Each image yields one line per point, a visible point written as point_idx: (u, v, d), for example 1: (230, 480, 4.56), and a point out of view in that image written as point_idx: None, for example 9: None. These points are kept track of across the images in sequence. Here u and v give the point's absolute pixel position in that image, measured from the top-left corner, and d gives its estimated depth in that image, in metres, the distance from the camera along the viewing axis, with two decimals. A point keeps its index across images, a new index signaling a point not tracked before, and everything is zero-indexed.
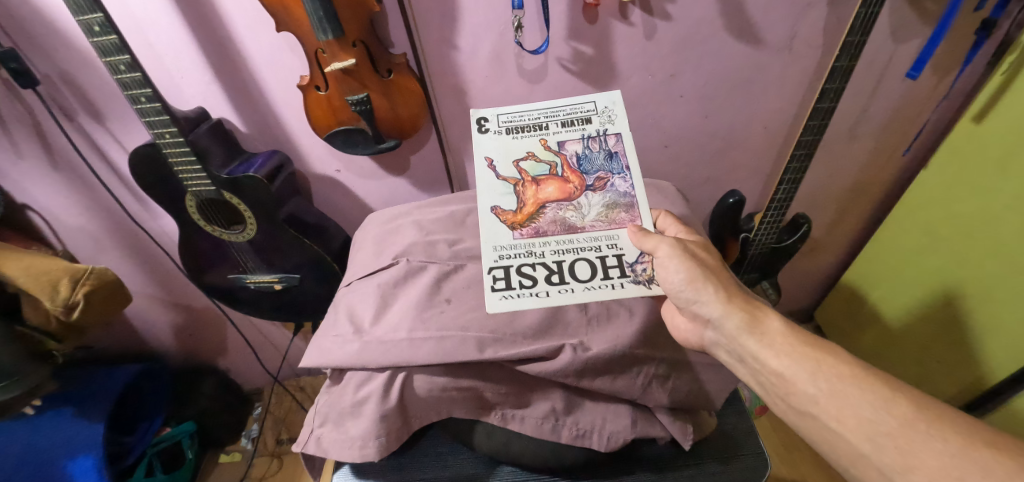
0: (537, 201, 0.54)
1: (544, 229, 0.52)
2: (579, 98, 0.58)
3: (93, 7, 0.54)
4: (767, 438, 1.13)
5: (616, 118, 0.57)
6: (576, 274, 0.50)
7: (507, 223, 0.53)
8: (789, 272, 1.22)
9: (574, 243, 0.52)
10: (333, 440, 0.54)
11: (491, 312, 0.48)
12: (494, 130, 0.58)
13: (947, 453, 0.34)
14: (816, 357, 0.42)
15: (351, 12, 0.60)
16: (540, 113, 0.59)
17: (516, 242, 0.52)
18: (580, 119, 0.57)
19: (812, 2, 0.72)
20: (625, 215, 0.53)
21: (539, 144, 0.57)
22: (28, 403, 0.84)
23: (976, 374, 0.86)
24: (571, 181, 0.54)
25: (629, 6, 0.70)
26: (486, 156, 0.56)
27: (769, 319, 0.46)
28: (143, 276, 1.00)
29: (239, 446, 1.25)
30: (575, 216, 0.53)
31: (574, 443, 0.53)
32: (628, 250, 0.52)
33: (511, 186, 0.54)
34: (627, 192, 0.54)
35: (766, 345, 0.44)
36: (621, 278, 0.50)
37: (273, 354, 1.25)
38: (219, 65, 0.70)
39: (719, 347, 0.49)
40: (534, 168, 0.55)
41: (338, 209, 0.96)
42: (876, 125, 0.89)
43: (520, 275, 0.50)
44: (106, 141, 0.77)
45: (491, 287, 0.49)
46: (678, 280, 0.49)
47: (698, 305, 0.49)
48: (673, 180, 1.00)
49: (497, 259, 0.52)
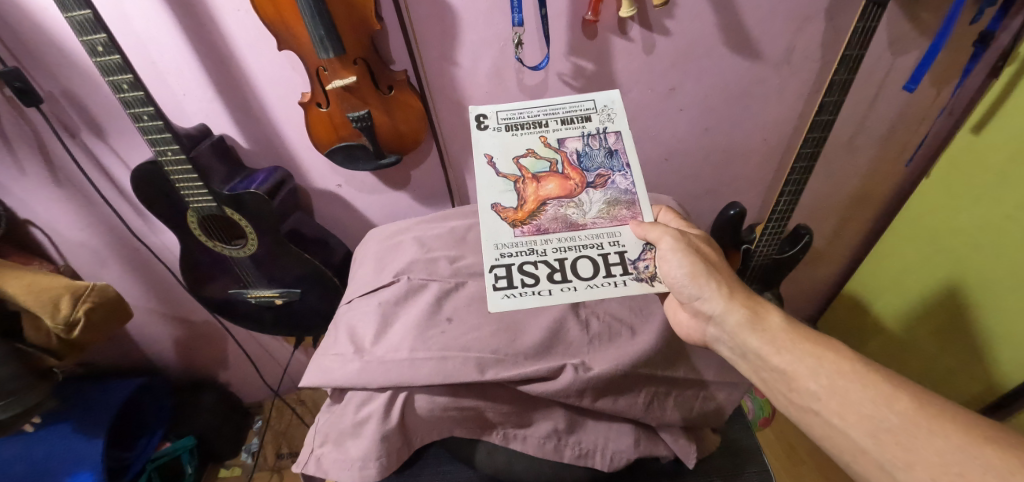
0: (539, 197, 0.53)
1: (545, 226, 0.52)
2: (578, 96, 0.59)
3: (96, 28, 0.54)
4: (772, 455, 1.11)
5: (616, 116, 0.57)
6: (578, 272, 0.49)
7: (507, 220, 0.52)
8: (791, 283, 1.22)
9: (575, 240, 0.51)
10: (332, 460, 0.53)
11: (492, 311, 0.47)
12: (494, 127, 0.57)
13: (949, 448, 0.34)
14: (818, 353, 0.42)
15: (352, 31, 0.61)
16: (540, 111, 0.58)
17: (517, 240, 0.51)
18: (580, 117, 0.58)
19: (810, 16, 0.72)
20: (627, 212, 0.53)
21: (539, 142, 0.56)
22: (28, 420, 0.83)
23: (984, 384, 0.84)
24: (572, 179, 0.54)
25: (629, 22, 0.71)
26: (485, 153, 0.55)
27: (771, 315, 0.46)
28: (144, 291, 1.00)
29: (239, 461, 1.24)
30: (576, 213, 0.53)
31: (576, 463, 0.53)
32: (631, 246, 0.51)
33: (511, 183, 0.54)
34: (627, 189, 0.54)
35: (768, 341, 0.44)
36: (625, 275, 0.49)
37: (273, 367, 1.25)
38: (220, 82, 0.71)
39: (720, 343, 0.49)
40: (534, 165, 0.55)
41: (339, 223, 0.96)
42: (876, 137, 0.89)
43: (522, 273, 0.49)
44: (108, 157, 0.78)
45: (492, 285, 0.48)
46: (681, 274, 0.49)
47: (700, 302, 0.49)
48: (674, 192, 1.00)
49: (498, 257, 0.51)
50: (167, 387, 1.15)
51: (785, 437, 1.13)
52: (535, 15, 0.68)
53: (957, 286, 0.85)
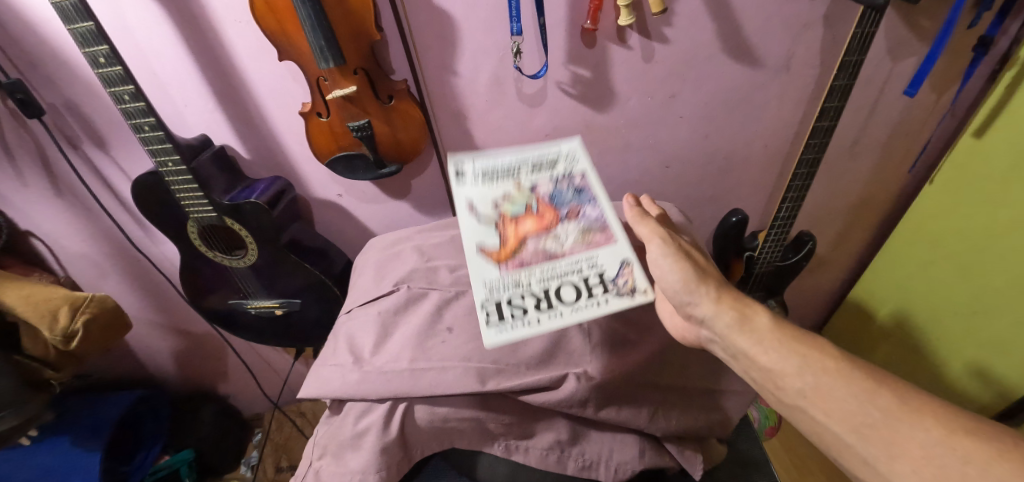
0: (519, 235, 0.52)
1: (528, 260, 0.50)
2: (543, 146, 0.62)
3: (98, 40, 0.55)
4: (780, 464, 1.09)
5: (579, 161, 0.60)
6: (563, 297, 0.46)
7: (491, 259, 0.50)
8: (795, 290, 1.20)
9: (557, 268, 0.49)
10: (331, 473, 0.51)
11: (489, 346, 0.42)
12: (470, 179, 0.57)
13: (930, 443, 0.33)
14: (802, 351, 0.41)
15: (353, 41, 0.61)
16: (510, 162, 0.60)
17: (502, 276, 0.48)
18: (547, 163, 0.60)
19: (808, 23, 0.72)
20: (601, 236, 0.52)
21: (513, 186, 0.57)
22: (23, 434, 0.82)
23: (997, 387, 0.83)
24: (547, 216, 0.54)
25: (627, 30, 0.71)
26: (465, 202, 0.55)
27: (759, 315, 0.44)
28: (143, 302, 0.99)
29: (238, 475, 1.21)
30: (555, 244, 0.52)
31: (580, 475, 0.51)
32: (608, 266, 0.49)
33: (491, 227, 0.53)
34: (599, 218, 0.54)
35: (757, 343, 0.42)
36: (606, 294, 0.46)
37: (273, 378, 1.24)
38: (221, 93, 0.71)
39: (715, 346, 0.47)
40: (510, 209, 0.55)
41: (339, 233, 0.96)
42: (877, 143, 0.89)
43: (511, 306, 0.46)
44: (109, 169, 0.78)
45: (485, 322, 0.43)
46: (673, 280, 0.48)
47: (692, 307, 0.47)
48: (675, 200, 0.99)
49: (486, 295, 0.47)
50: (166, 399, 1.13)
51: (792, 443, 1.12)
52: (534, 24, 0.69)
53: (960, 288, 0.84)
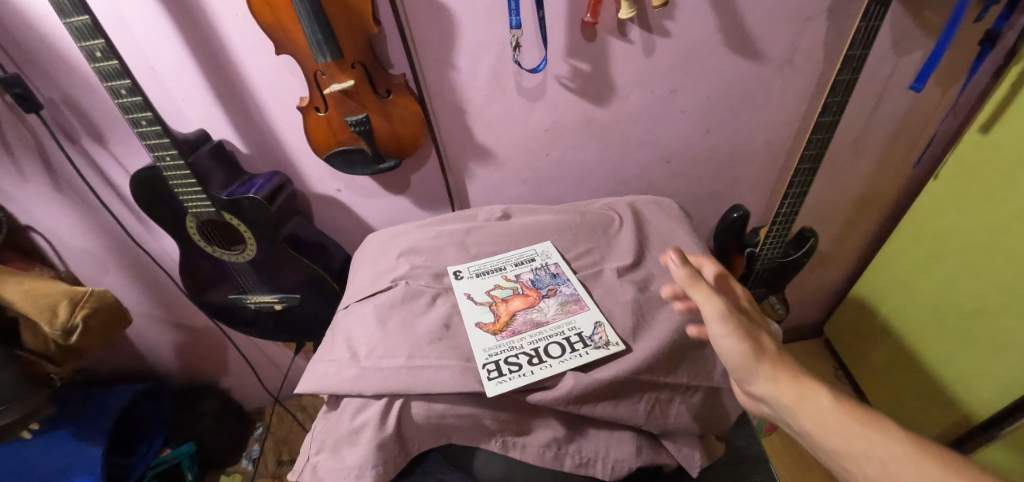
0: (509, 312, 0.61)
1: (518, 330, 0.58)
2: (523, 247, 0.72)
3: (94, 34, 0.54)
4: (779, 461, 1.08)
5: (553, 254, 0.69)
6: (550, 353, 0.54)
7: (489, 331, 0.57)
8: (796, 286, 1.20)
9: (543, 333, 0.57)
10: (328, 468, 0.51)
11: (491, 397, 0.49)
12: (468, 276, 0.67)
13: None
14: (869, 435, 0.35)
15: (350, 35, 0.60)
16: (498, 261, 0.70)
17: (499, 343, 0.56)
18: (527, 259, 0.69)
19: (812, 16, 0.72)
20: (576, 306, 0.61)
21: (501, 278, 0.66)
22: (25, 428, 0.82)
23: (995, 390, 0.80)
24: (531, 295, 0.63)
25: (628, 24, 0.71)
26: (465, 292, 0.63)
27: (820, 395, 0.39)
28: (145, 296, 1.00)
29: (239, 468, 1.22)
30: (539, 314, 0.60)
31: (577, 472, 0.51)
32: (585, 326, 0.57)
33: (487, 307, 0.61)
34: (573, 293, 0.63)
35: (817, 424, 0.38)
36: (586, 347, 0.54)
37: (274, 373, 1.25)
38: (219, 87, 0.71)
39: (781, 426, 0.42)
40: (501, 293, 0.64)
41: (339, 228, 0.95)
42: (881, 139, 0.88)
43: (508, 364, 0.53)
44: (108, 164, 0.78)
45: (486, 377, 0.51)
46: (733, 358, 0.43)
47: (750, 386, 0.43)
48: (677, 196, 0.98)
49: (489, 357, 0.54)
50: (167, 392, 1.14)
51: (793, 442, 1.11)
52: (532, 18, 0.68)
53: (966, 286, 0.83)
